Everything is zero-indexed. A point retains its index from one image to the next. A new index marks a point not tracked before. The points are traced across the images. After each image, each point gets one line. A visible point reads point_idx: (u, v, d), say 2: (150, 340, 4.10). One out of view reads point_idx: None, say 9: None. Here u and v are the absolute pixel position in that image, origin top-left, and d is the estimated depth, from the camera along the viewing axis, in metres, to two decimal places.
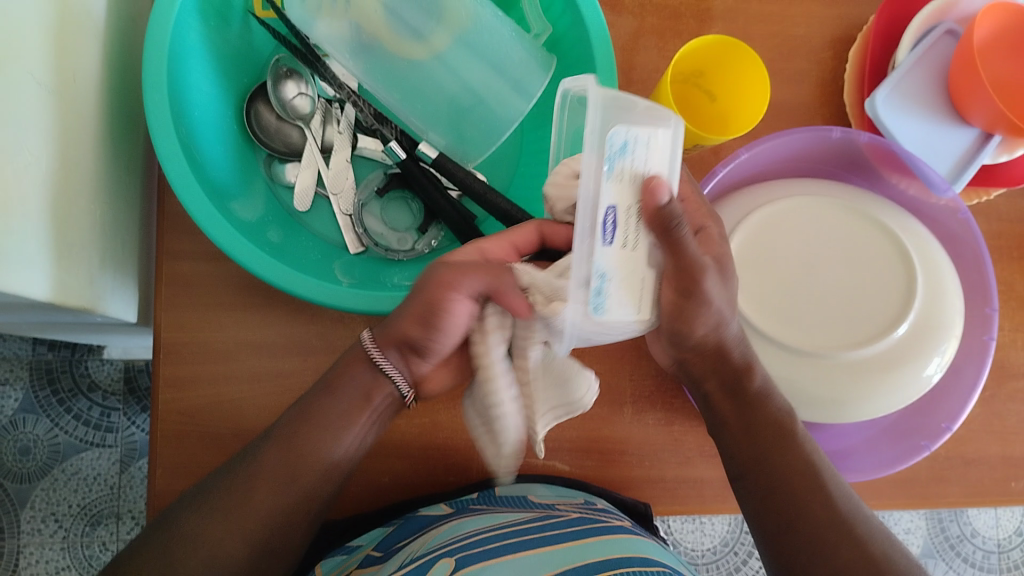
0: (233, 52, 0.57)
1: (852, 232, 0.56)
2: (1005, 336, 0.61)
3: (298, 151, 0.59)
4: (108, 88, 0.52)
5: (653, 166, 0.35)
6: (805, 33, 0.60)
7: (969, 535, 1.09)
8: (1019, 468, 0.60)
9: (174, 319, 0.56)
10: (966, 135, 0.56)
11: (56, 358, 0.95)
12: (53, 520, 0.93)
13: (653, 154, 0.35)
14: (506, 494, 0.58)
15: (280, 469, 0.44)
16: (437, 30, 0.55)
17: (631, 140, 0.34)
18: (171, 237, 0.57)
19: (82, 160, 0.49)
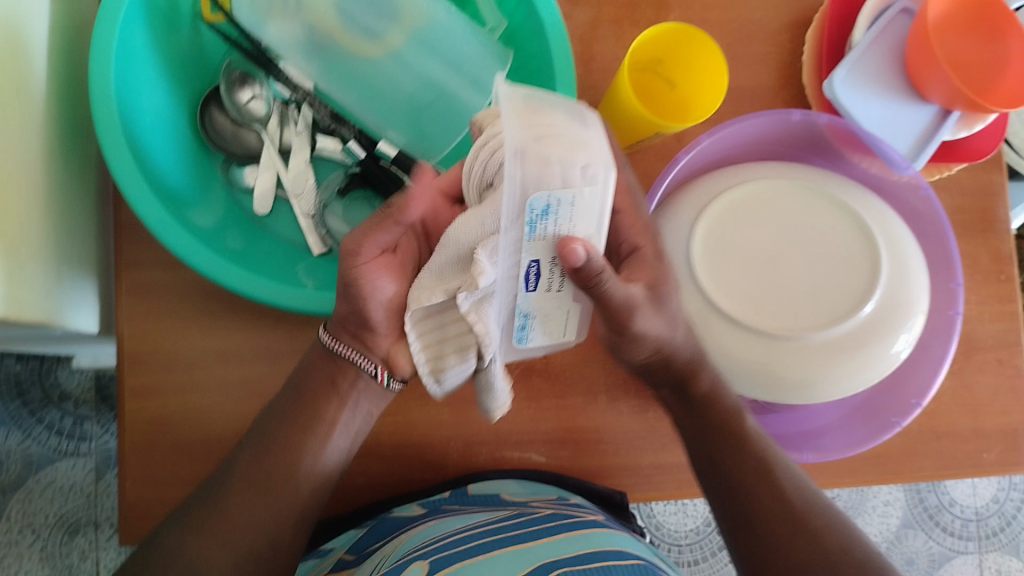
0: (182, 55, 0.56)
1: (816, 213, 0.56)
2: (971, 310, 0.62)
3: (256, 154, 0.57)
4: (55, 97, 0.51)
5: (576, 221, 0.36)
6: (762, 16, 0.60)
7: (947, 505, 1.10)
8: (989, 439, 0.61)
9: (136, 329, 0.55)
10: (926, 112, 0.56)
11: (25, 369, 0.93)
12: (31, 531, 0.92)
13: (575, 217, 0.35)
14: (479, 492, 0.57)
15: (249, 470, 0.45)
16: (392, 29, 0.55)
17: (556, 202, 0.34)
18: (129, 245, 0.55)
19: (30, 173, 0.48)
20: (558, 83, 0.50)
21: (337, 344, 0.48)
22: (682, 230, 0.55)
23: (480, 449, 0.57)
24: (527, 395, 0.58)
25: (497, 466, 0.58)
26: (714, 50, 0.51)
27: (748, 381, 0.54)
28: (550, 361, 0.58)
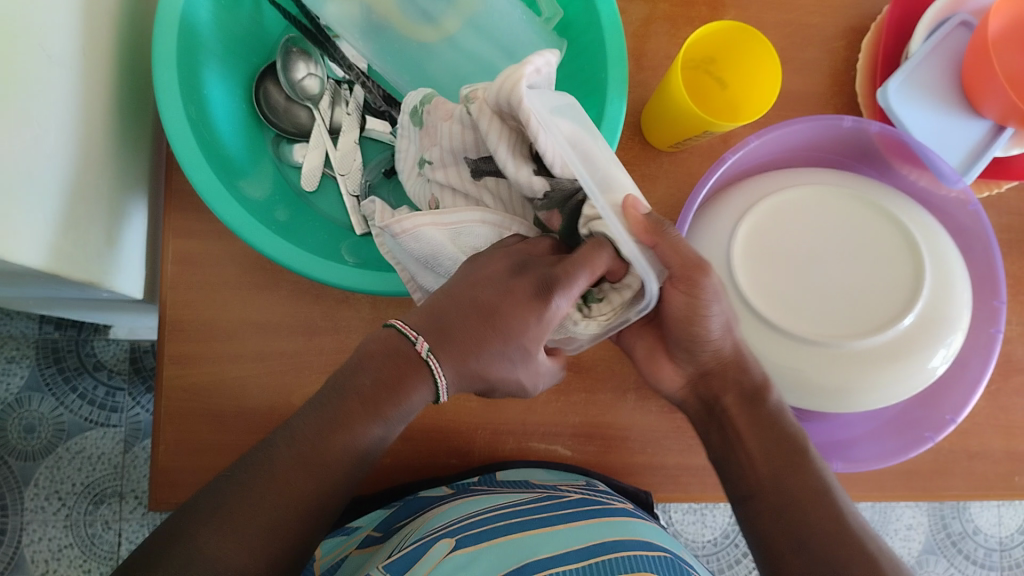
0: (243, 30, 0.57)
1: (862, 223, 0.56)
2: (1012, 330, 0.61)
3: (306, 131, 0.59)
4: (117, 62, 0.52)
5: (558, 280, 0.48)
6: (816, 22, 0.60)
7: (971, 533, 1.09)
8: (1023, 463, 0.60)
9: (179, 297, 0.56)
10: (978, 127, 0.56)
11: (63, 337, 0.95)
12: (57, 497, 0.94)
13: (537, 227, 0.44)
14: (508, 478, 0.58)
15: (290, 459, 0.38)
16: (449, 14, 0.55)
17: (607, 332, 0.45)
18: (178, 214, 0.56)
19: (90, 134, 0.49)
20: (608, 74, 0.50)
21: (435, 364, 0.39)
22: (723, 231, 0.55)
23: (506, 438, 0.58)
24: (559, 387, 0.58)
25: (521, 457, 0.58)
26: (761, 40, 0.50)
27: (784, 388, 0.53)
28: (582, 356, 0.58)
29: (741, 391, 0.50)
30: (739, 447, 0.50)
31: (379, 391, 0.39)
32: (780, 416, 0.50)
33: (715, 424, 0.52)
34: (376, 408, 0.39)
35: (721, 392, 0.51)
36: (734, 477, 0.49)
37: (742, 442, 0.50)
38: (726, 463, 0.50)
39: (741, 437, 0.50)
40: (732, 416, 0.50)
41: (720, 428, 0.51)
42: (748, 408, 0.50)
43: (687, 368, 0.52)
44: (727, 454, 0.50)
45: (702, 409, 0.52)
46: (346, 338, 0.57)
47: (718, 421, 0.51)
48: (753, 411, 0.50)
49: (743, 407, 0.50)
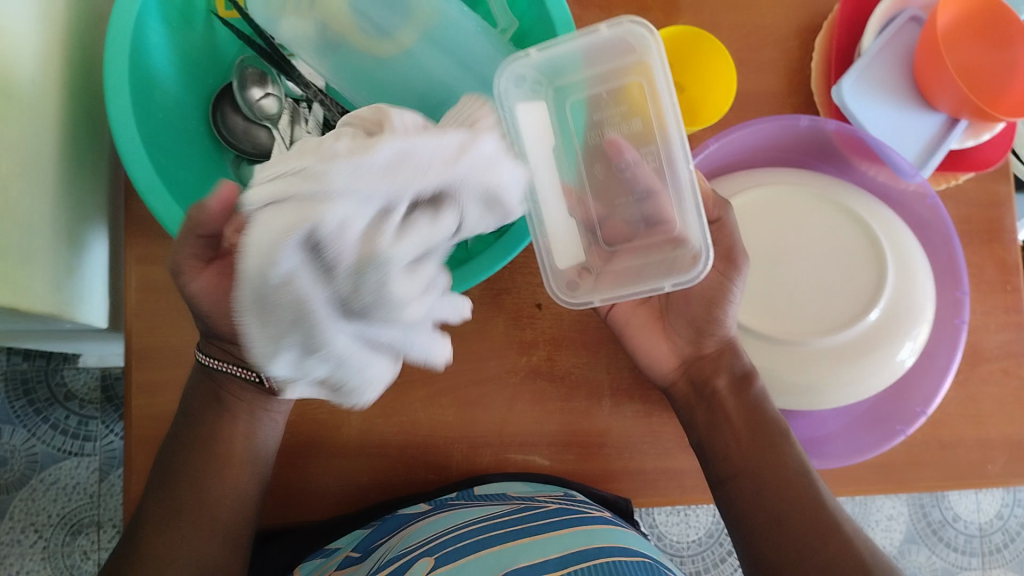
0: (197, 52, 0.58)
1: (824, 220, 0.57)
2: (977, 320, 0.62)
3: (266, 151, 0.58)
4: (69, 89, 0.51)
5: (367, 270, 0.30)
6: (771, 22, 0.61)
7: (951, 520, 1.10)
8: (993, 451, 0.61)
9: (145, 325, 0.55)
10: (933, 121, 0.56)
11: (31, 367, 0.93)
12: (33, 530, 0.92)
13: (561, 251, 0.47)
14: (485, 492, 0.57)
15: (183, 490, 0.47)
16: (404, 27, 0.54)
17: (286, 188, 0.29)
18: (139, 240, 0.56)
19: (42, 164, 0.48)
20: None
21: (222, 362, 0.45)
22: None
23: (483, 452, 0.58)
24: (533, 396, 0.58)
25: (499, 469, 0.58)
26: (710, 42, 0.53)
27: None
28: (555, 364, 0.58)
29: (733, 374, 0.52)
30: (728, 429, 0.51)
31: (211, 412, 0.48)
32: (765, 401, 0.52)
33: (702, 405, 0.53)
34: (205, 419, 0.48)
35: (714, 375, 0.53)
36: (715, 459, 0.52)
37: (731, 425, 0.51)
38: (710, 443, 0.52)
39: (731, 422, 0.51)
40: (724, 404, 0.52)
41: (710, 409, 0.53)
42: (737, 390, 0.52)
43: (684, 350, 0.54)
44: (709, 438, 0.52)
45: (691, 392, 0.53)
46: None
47: (705, 400, 0.53)
48: (739, 394, 0.52)
49: (734, 393, 0.52)
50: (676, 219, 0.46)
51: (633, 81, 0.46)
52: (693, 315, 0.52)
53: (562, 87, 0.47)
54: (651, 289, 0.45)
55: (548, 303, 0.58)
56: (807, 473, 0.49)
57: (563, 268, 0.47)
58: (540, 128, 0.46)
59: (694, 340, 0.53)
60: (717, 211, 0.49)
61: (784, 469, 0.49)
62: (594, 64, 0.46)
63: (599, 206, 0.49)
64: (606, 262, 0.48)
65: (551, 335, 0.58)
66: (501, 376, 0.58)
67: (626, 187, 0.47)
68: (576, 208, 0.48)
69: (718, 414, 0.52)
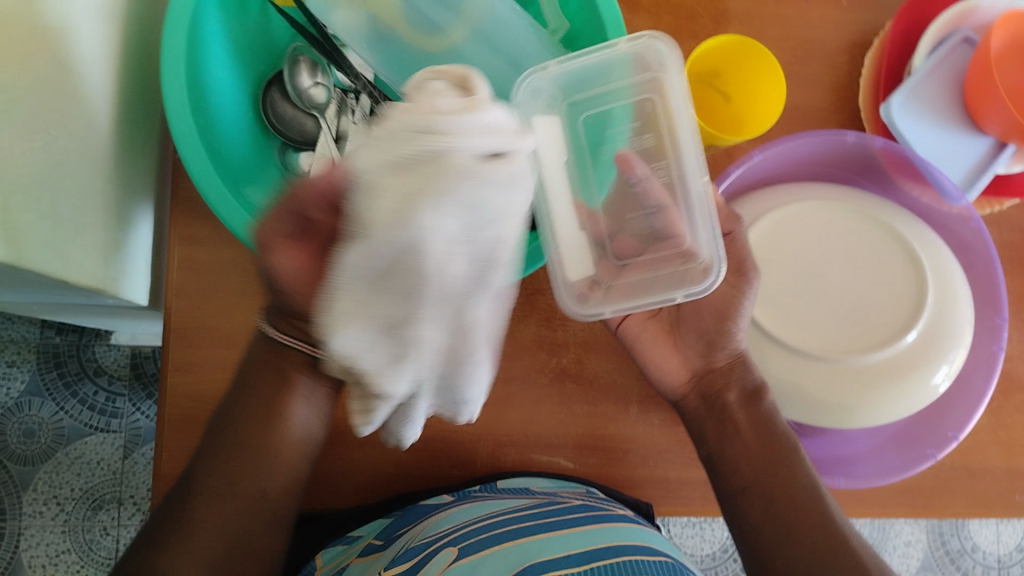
0: (250, 39, 0.58)
1: (866, 238, 0.56)
2: (1013, 347, 0.61)
3: (312, 140, 0.58)
4: (125, 68, 0.52)
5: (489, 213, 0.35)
6: (820, 37, 0.61)
7: (970, 550, 1.09)
8: (1022, 481, 0.60)
9: (183, 304, 0.56)
10: (980, 144, 0.56)
11: (64, 342, 0.95)
12: (55, 502, 0.94)
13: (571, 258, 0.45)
14: (509, 485, 0.57)
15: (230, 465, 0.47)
16: (455, 23, 0.56)
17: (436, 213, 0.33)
18: (183, 221, 0.57)
19: (96, 140, 0.49)
20: None
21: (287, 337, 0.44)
22: None
23: (508, 450, 0.58)
24: (561, 398, 0.58)
25: (524, 468, 0.58)
26: (762, 53, 0.51)
27: (788, 403, 0.54)
28: (584, 368, 0.58)
29: (744, 388, 0.52)
30: (738, 440, 0.51)
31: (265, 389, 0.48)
32: (775, 413, 0.52)
33: (714, 417, 0.52)
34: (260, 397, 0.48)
35: (724, 388, 0.52)
36: (725, 473, 0.51)
37: (739, 435, 0.52)
38: (721, 458, 0.52)
39: (740, 432, 0.52)
40: (733, 413, 0.52)
41: (719, 422, 0.52)
42: (748, 406, 0.52)
43: (695, 361, 0.54)
44: (719, 449, 0.52)
45: (701, 405, 0.53)
46: None
47: (715, 416, 0.52)
48: (751, 407, 0.52)
49: (744, 406, 0.52)
50: (685, 234, 0.46)
51: (644, 99, 0.47)
52: (704, 327, 0.52)
53: (576, 103, 0.47)
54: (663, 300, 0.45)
55: None
56: (814, 489, 0.49)
57: (574, 280, 0.45)
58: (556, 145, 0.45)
59: (705, 352, 0.53)
60: (729, 224, 0.50)
61: (794, 484, 0.49)
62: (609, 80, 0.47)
63: (610, 223, 0.48)
64: (615, 277, 0.47)
65: (582, 338, 0.58)
66: (529, 376, 0.58)
67: (637, 202, 0.49)
68: (590, 225, 0.47)
69: (728, 426, 0.52)
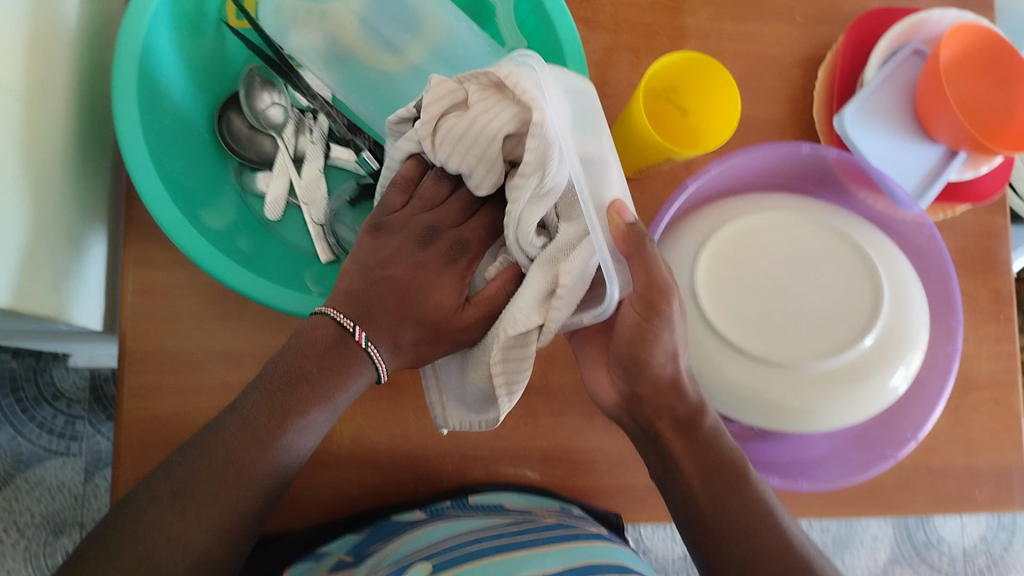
0: (206, 59, 0.58)
1: (824, 245, 0.57)
2: (969, 348, 0.62)
3: (269, 160, 0.59)
4: (76, 92, 0.51)
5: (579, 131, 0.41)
6: (774, 50, 0.61)
7: (935, 542, 1.11)
8: (981, 478, 0.61)
9: (140, 328, 0.55)
10: (931, 153, 0.57)
11: (20, 365, 0.93)
12: (16, 530, 0.91)
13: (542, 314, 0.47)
14: (480, 502, 0.57)
15: (237, 469, 0.42)
16: (413, 44, 0.55)
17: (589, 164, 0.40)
18: (139, 244, 0.56)
19: (46, 165, 0.48)
20: None
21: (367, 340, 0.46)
22: (686, 256, 0.56)
23: (475, 464, 0.58)
24: (526, 412, 0.58)
25: (490, 481, 0.58)
26: (705, 59, 0.52)
27: (751, 411, 0.54)
28: (549, 382, 0.58)
29: (676, 419, 0.48)
30: (679, 473, 0.49)
31: (325, 376, 0.45)
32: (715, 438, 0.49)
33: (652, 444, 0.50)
34: (323, 393, 0.45)
35: (654, 418, 0.49)
36: (676, 497, 0.49)
37: (680, 468, 0.49)
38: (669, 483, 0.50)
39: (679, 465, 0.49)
40: (667, 441, 0.49)
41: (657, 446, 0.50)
42: (683, 435, 0.48)
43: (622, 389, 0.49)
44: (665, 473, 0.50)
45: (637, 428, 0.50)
46: None
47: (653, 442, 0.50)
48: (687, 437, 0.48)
49: (679, 435, 0.48)
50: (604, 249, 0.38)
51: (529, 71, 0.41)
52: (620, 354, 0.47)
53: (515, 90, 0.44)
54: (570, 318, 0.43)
55: None
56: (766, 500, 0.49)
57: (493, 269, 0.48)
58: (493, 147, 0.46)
59: (628, 378, 0.48)
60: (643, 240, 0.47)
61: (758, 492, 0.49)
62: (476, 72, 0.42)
63: None
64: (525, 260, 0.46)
65: (546, 352, 0.58)
66: None
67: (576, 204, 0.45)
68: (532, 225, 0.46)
69: (667, 455, 0.49)
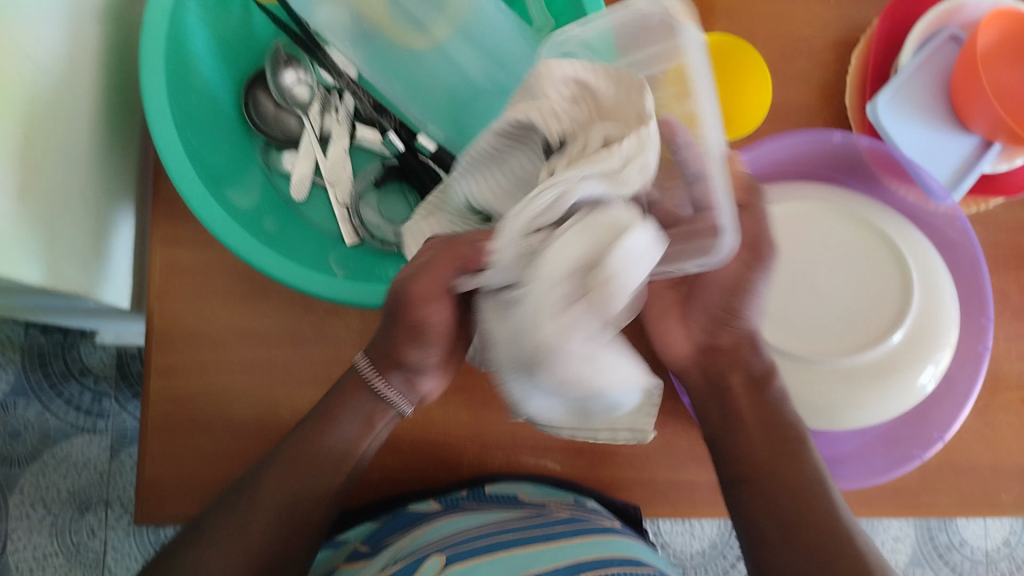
0: (234, 38, 0.58)
1: (852, 238, 0.56)
2: (1000, 346, 0.61)
3: (295, 139, 0.59)
4: (106, 69, 0.52)
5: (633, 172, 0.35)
6: (806, 36, 0.60)
7: (957, 544, 1.09)
8: (1006, 479, 0.60)
9: (166, 306, 0.55)
10: (966, 142, 0.56)
11: (48, 341, 0.94)
12: (42, 504, 0.93)
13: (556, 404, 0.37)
14: (496, 492, 0.58)
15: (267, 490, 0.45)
16: (439, 20, 0.54)
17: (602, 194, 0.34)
18: (166, 223, 0.56)
19: (75, 141, 0.49)
20: None
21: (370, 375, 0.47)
22: None
23: (496, 453, 0.57)
24: None
25: (509, 471, 0.58)
26: (747, 59, 0.53)
27: None
28: None
29: (746, 374, 0.49)
30: (739, 432, 0.49)
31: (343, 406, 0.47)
32: (778, 407, 0.49)
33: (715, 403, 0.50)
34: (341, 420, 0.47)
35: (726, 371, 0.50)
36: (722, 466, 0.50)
37: (739, 430, 0.49)
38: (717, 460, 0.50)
39: (741, 426, 0.49)
40: (733, 401, 0.49)
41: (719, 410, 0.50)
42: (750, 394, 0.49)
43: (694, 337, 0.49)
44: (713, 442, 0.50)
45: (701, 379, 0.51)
46: (334, 349, 0.56)
47: (718, 397, 0.50)
48: (754, 394, 0.49)
49: (745, 393, 0.49)
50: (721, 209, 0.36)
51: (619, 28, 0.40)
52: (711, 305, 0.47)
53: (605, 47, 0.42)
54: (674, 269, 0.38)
55: None
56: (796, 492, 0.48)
57: None
58: None
59: (711, 328, 0.48)
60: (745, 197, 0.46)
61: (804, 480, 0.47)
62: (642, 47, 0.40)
63: None
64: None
65: None
66: None
67: None
68: None
69: (730, 411, 0.50)
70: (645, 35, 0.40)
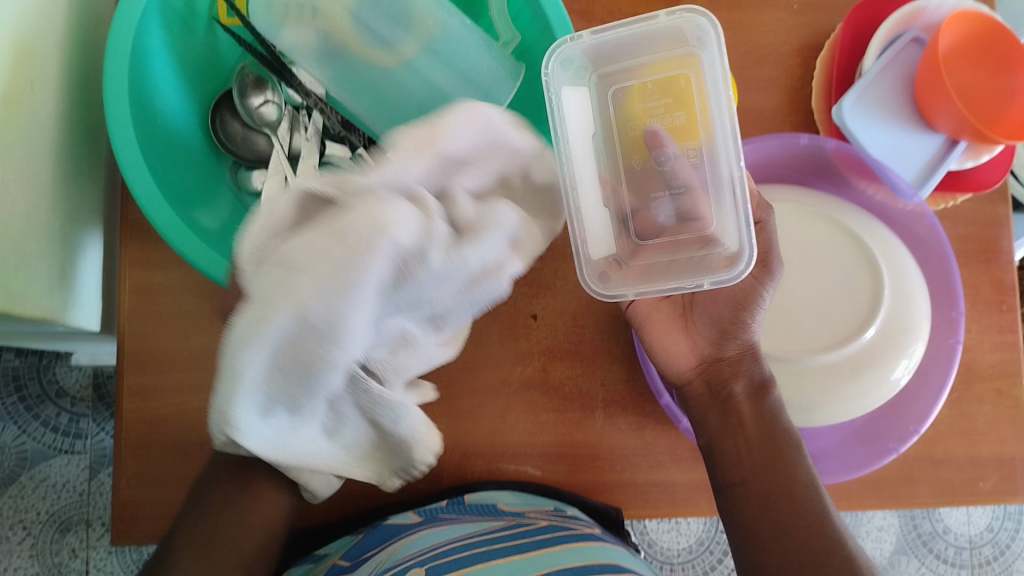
0: (197, 57, 0.58)
1: (823, 237, 0.57)
2: (971, 338, 0.62)
3: (264, 158, 0.58)
4: (69, 92, 0.51)
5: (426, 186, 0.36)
6: (772, 39, 0.61)
7: (941, 532, 1.10)
8: (984, 469, 0.61)
9: (137, 329, 0.55)
10: (931, 142, 0.56)
11: (23, 363, 0.93)
12: (22, 527, 0.92)
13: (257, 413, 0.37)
14: (475, 502, 0.57)
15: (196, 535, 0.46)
16: (407, 39, 0.52)
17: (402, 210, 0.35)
18: (134, 245, 0.55)
19: (39, 166, 0.48)
20: None
21: None
22: None
23: (476, 460, 0.57)
24: (525, 407, 0.57)
25: (491, 478, 0.58)
26: None
27: None
28: (549, 377, 0.58)
29: (751, 382, 0.52)
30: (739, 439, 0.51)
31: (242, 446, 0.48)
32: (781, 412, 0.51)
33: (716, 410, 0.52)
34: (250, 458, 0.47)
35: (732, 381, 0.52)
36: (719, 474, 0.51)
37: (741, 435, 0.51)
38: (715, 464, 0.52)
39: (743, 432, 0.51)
40: (740, 410, 0.51)
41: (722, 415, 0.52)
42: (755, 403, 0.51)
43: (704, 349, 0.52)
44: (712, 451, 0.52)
45: (707, 396, 0.52)
46: None
47: (719, 407, 0.52)
48: (756, 402, 0.51)
49: (751, 400, 0.51)
50: (710, 217, 0.44)
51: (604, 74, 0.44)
52: (718, 316, 0.50)
53: (607, 74, 0.44)
54: (687, 285, 0.43)
55: (543, 314, 0.58)
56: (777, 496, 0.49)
57: (596, 258, 0.44)
58: (580, 116, 0.43)
59: (717, 341, 0.51)
60: (761, 212, 0.48)
61: (788, 489, 0.49)
62: (639, 53, 0.44)
63: (633, 197, 0.46)
64: (633, 254, 0.45)
65: (546, 346, 0.58)
66: (495, 386, 0.57)
67: (663, 181, 0.45)
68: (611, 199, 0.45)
69: (732, 420, 0.51)
70: (648, 42, 0.43)
